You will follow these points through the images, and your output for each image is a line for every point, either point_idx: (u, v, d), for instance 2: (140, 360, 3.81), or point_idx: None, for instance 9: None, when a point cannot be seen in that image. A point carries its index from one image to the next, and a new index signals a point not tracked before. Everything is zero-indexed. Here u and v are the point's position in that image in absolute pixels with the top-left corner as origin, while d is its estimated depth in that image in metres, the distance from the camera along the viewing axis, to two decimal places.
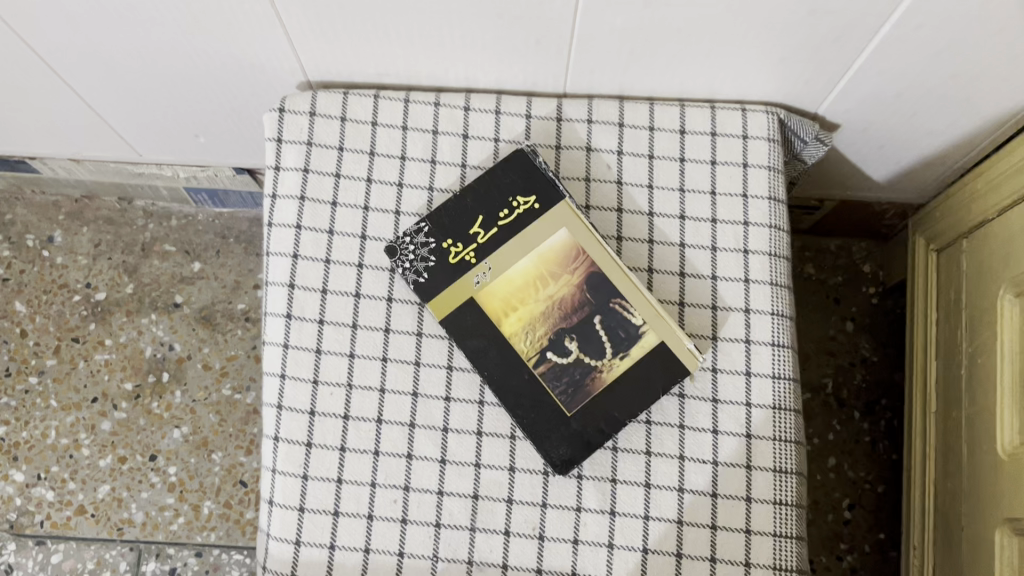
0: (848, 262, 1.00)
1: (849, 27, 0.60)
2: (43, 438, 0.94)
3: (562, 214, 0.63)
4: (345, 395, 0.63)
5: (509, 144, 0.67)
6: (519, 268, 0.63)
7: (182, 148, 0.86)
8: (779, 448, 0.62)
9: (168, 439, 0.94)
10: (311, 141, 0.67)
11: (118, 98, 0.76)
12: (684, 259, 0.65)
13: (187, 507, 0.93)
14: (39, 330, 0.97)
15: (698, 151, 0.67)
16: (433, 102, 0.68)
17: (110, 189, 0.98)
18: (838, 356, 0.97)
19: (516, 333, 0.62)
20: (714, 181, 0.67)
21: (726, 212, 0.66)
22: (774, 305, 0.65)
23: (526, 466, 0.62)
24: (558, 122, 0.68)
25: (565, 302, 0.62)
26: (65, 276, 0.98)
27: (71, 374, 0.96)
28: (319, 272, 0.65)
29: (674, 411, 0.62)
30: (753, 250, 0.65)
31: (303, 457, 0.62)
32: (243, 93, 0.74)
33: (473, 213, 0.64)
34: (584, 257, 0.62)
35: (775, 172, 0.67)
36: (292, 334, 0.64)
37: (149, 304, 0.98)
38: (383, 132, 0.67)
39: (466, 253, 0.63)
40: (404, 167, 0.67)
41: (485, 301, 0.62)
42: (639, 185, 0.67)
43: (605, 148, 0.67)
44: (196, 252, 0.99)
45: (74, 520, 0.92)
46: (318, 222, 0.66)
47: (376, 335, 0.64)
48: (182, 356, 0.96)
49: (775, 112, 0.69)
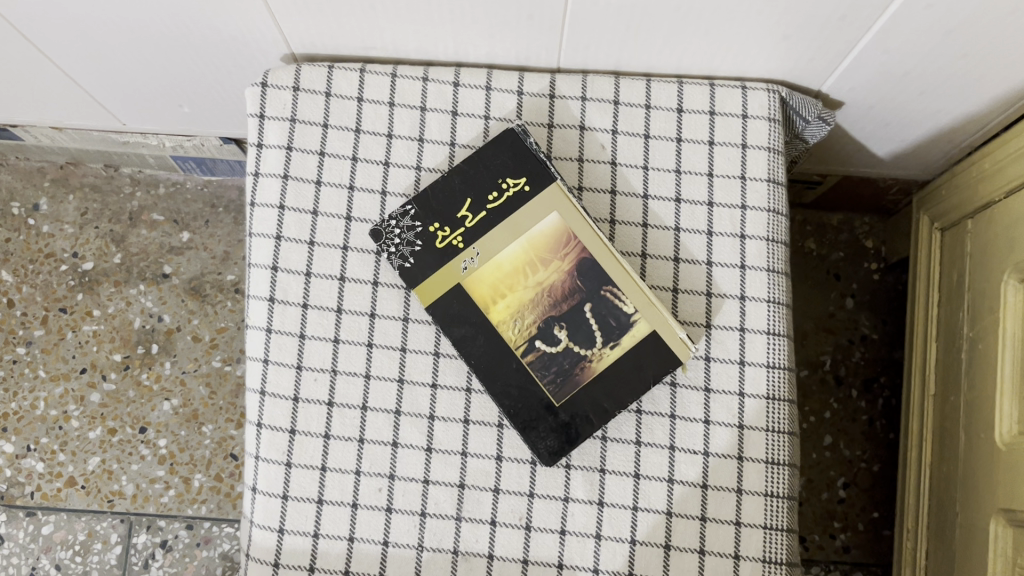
0: (849, 236, 0.98)
1: (856, 5, 0.57)
2: (32, 409, 0.93)
3: (553, 197, 0.61)
4: (330, 381, 0.62)
5: (499, 122, 0.65)
6: (508, 253, 0.61)
7: (166, 118, 0.83)
8: (772, 440, 0.61)
9: (158, 411, 0.93)
10: (294, 118, 0.64)
11: (97, 68, 0.73)
12: (679, 244, 0.63)
13: (177, 479, 0.92)
14: (26, 300, 0.95)
15: (695, 130, 0.65)
16: (422, 77, 0.66)
17: (95, 157, 0.95)
18: (837, 333, 0.96)
19: (504, 321, 0.60)
20: (712, 163, 0.64)
21: (723, 195, 0.64)
22: (770, 292, 0.63)
23: (513, 455, 0.61)
24: (551, 99, 0.65)
25: (554, 289, 0.60)
26: (52, 245, 0.97)
27: (59, 344, 0.95)
28: (302, 254, 0.63)
29: (665, 401, 0.61)
30: (751, 235, 0.64)
31: (287, 443, 0.61)
32: (226, 64, 0.72)
33: (461, 196, 0.62)
34: (575, 242, 0.61)
35: (775, 153, 0.65)
36: (276, 318, 0.63)
37: (137, 275, 0.96)
38: (369, 109, 0.65)
39: (454, 237, 0.61)
40: (391, 146, 0.64)
41: (473, 288, 0.61)
42: (633, 165, 0.64)
43: (598, 126, 0.65)
44: (185, 221, 0.97)
45: (64, 491, 0.92)
46: (302, 202, 0.64)
47: (362, 320, 0.62)
48: (171, 328, 0.95)
49: (777, 90, 0.66)
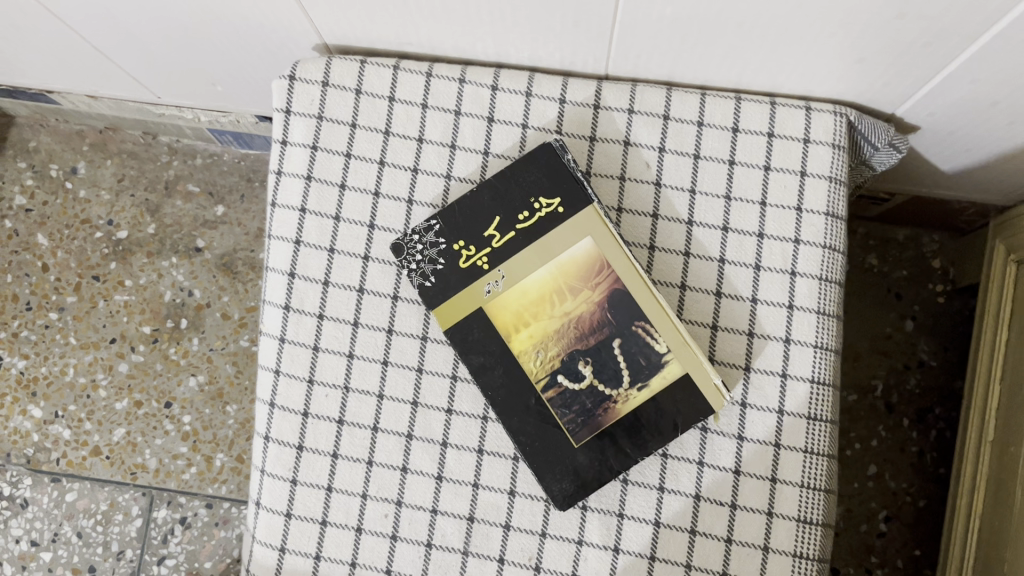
0: (915, 254, 0.91)
1: (943, 32, 0.52)
2: (62, 375, 0.93)
3: (588, 221, 0.57)
4: (341, 398, 0.59)
5: (538, 132, 0.60)
6: (535, 278, 0.57)
7: (199, 94, 0.81)
8: (806, 497, 0.57)
9: (184, 387, 0.93)
10: (321, 115, 0.61)
11: (127, 45, 0.71)
12: (722, 277, 0.59)
13: (199, 457, 0.91)
14: (60, 266, 0.95)
15: (749, 153, 0.59)
16: (458, 78, 0.61)
17: (133, 124, 0.93)
18: (892, 357, 0.90)
19: (526, 351, 0.57)
20: (766, 191, 0.59)
21: (775, 226, 0.59)
22: (818, 336, 0.58)
23: (527, 491, 0.57)
24: (595, 110, 0.61)
25: (582, 321, 0.56)
26: (88, 211, 0.96)
27: (91, 312, 0.94)
28: (321, 262, 0.60)
29: (693, 446, 0.57)
30: (802, 273, 0.58)
31: (293, 460, 0.59)
32: (257, 49, 0.68)
33: (489, 213, 0.58)
34: (607, 271, 0.56)
35: (837, 183, 0.59)
36: (290, 328, 0.60)
37: (170, 247, 0.95)
38: (400, 110, 0.61)
39: (479, 257, 0.57)
40: (421, 151, 0.60)
41: (496, 314, 0.57)
42: (679, 188, 0.59)
43: (644, 142, 0.60)
44: (220, 195, 0.95)
45: (89, 460, 0.92)
46: (324, 206, 0.60)
47: (379, 336, 0.59)
48: (201, 303, 0.94)
49: (845, 112, 0.60)
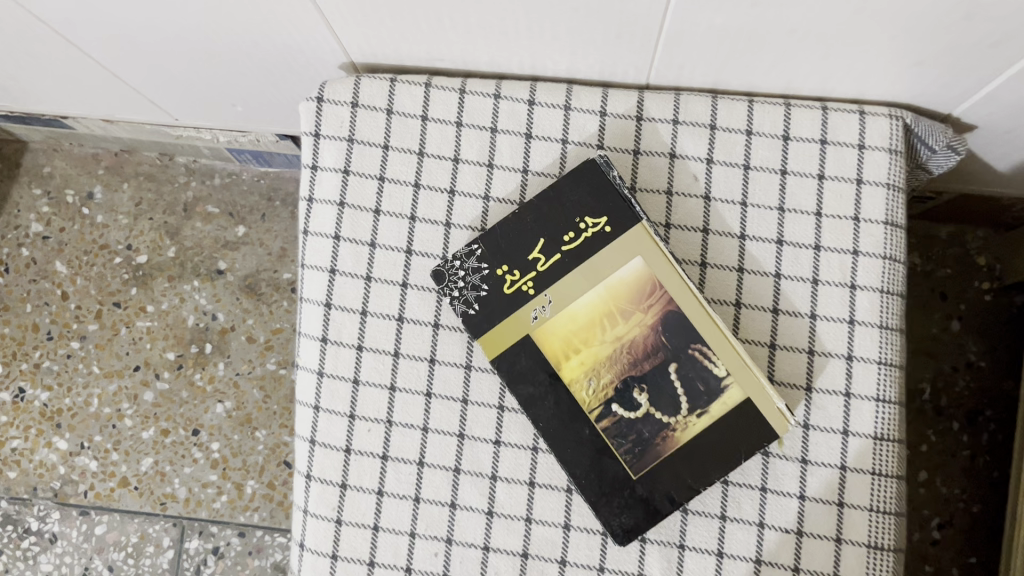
0: (959, 252, 0.89)
1: (1011, 32, 0.49)
2: (86, 406, 0.91)
3: (637, 240, 0.54)
4: (384, 433, 0.57)
5: (579, 148, 0.58)
6: (583, 302, 0.54)
7: (218, 115, 0.78)
8: (876, 522, 0.54)
9: (211, 414, 0.90)
10: (352, 138, 0.59)
11: (145, 68, 0.69)
12: (778, 293, 0.56)
13: (230, 485, 0.89)
14: (80, 293, 0.93)
15: (802, 162, 0.57)
16: (493, 93, 0.59)
17: (149, 146, 0.91)
18: (939, 359, 0.87)
19: (577, 380, 0.54)
20: (821, 201, 0.56)
21: (833, 238, 0.56)
22: (882, 352, 0.55)
23: (583, 525, 0.55)
24: (638, 121, 0.58)
25: (635, 346, 0.54)
26: (105, 236, 0.93)
27: (113, 340, 0.92)
28: (358, 291, 0.58)
29: (755, 472, 0.54)
30: (862, 286, 0.56)
31: (337, 499, 0.57)
32: (281, 70, 0.66)
33: (533, 236, 0.55)
34: (659, 292, 0.54)
35: (895, 191, 0.56)
36: (328, 361, 0.57)
37: (191, 270, 0.92)
38: (434, 129, 0.58)
39: (523, 282, 0.55)
40: (458, 172, 0.58)
41: (543, 341, 0.54)
42: (729, 201, 0.57)
43: (691, 154, 0.57)
44: (241, 215, 0.93)
45: (117, 492, 0.90)
46: (359, 232, 0.58)
47: (421, 366, 0.57)
48: (225, 327, 0.91)
49: (901, 116, 0.57)
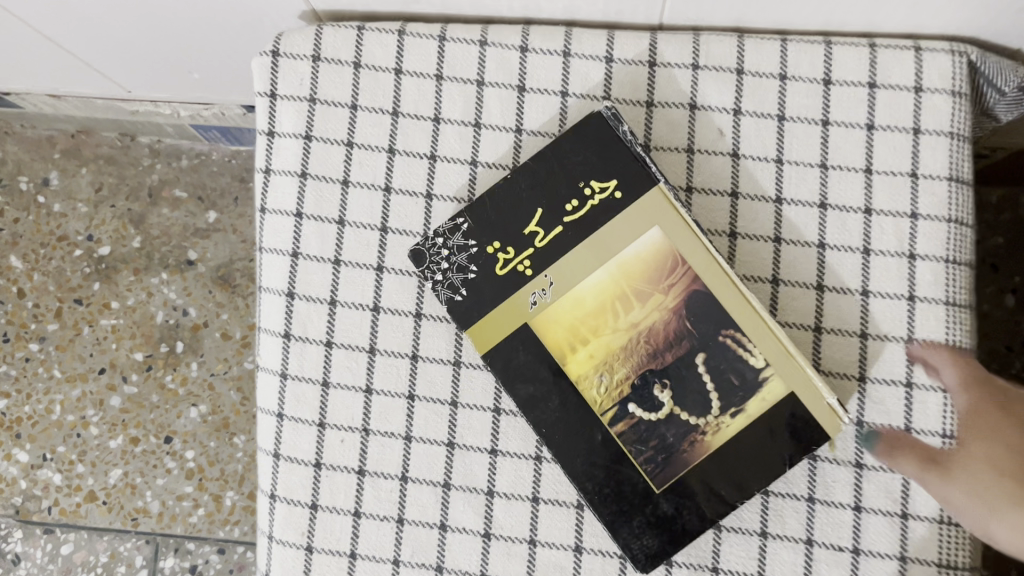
0: (1012, 217, 0.79)
1: None
2: (47, 413, 0.83)
3: (653, 207, 0.45)
4: (359, 444, 0.48)
5: (581, 101, 0.49)
6: (591, 283, 0.46)
7: (174, 85, 0.69)
8: (948, 536, 0.45)
9: (185, 419, 0.82)
10: (313, 97, 0.50)
11: (81, 30, 0.60)
12: (823, 267, 0.47)
13: (207, 497, 0.81)
14: (38, 290, 0.84)
15: (848, 110, 0.48)
16: (479, 40, 0.50)
17: (107, 125, 0.82)
18: (992, 338, 0.78)
19: (586, 376, 0.45)
20: (871, 156, 0.47)
21: (886, 200, 0.47)
22: (949, 333, 0.46)
23: (596, 547, 0.47)
24: (651, 68, 0.49)
25: (654, 334, 0.45)
26: (64, 226, 0.85)
27: (75, 340, 0.84)
28: (325, 278, 0.49)
29: (801, 481, 0.46)
30: (923, 255, 0.47)
31: (307, 523, 0.48)
32: (234, 25, 0.57)
33: (529, 206, 0.46)
34: (682, 269, 0.45)
35: (959, 140, 0.47)
36: (292, 361, 0.49)
37: (159, 261, 0.84)
38: (410, 85, 0.49)
39: (519, 261, 0.46)
40: (439, 134, 0.49)
41: (544, 331, 0.46)
42: (761, 158, 0.48)
43: (714, 104, 0.48)
44: (211, 199, 0.84)
45: (84, 507, 0.82)
46: (325, 208, 0.49)
47: (401, 364, 0.48)
48: (198, 323, 0.83)
49: (965, 51, 0.48)
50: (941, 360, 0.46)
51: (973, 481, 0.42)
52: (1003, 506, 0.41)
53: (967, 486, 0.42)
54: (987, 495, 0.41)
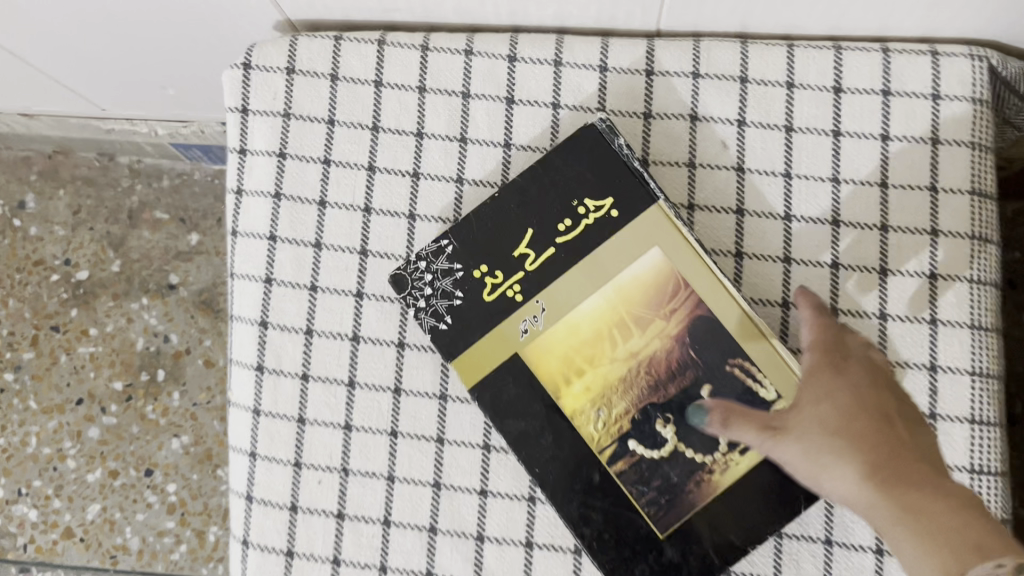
0: None
1: None
2: (23, 446, 0.79)
3: (653, 226, 0.42)
4: (338, 485, 0.45)
5: (574, 114, 0.46)
6: (586, 309, 0.42)
7: (149, 101, 0.66)
8: None
9: (166, 451, 0.78)
10: (288, 112, 0.46)
11: (46, 46, 0.56)
12: (837, 289, 0.44)
13: (189, 532, 0.77)
14: (13, 317, 0.81)
15: (861, 120, 0.44)
16: (464, 50, 0.46)
17: (84, 144, 0.79)
18: None
19: (582, 410, 0.42)
20: (887, 169, 0.44)
21: (904, 216, 0.44)
22: (975, 360, 0.43)
23: None
24: (648, 77, 0.45)
25: (655, 364, 0.42)
26: (41, 250, 0.81)
27: (52, 369, 0.80)
28: (300, 305, 0.45)
29: (817, 522, 0.42)
30: (945, 275, 0.43)
31: (282, 570, 0.45)
32: (206, 37, 0.54)
33: (519, 226, 0.43)
34: (684, 293, 0.42)
35: (980, 151, 0.44)
36: (265, 396, 0.45)
37: (139, 286, 0.80)
38: (390, 98, 0.46)
39: (508, 286, 0.43)
40: (422, 150, 0.46)
41: (536, 362, 0.42)
42: (769, 173, 0.44)
43: (717, 115, 0.45)
44: (194, 221, 0.81)
45: (61, 545, 0.78)
46: (300, 231, 0.46)
47: (382, 399, 0.45)
48: (180, 350, 0.80)
49: (985, 56, 0.44)
50: (804, 320, 0.40)
51: (804, 439, 0.37)
52: (836, 465, 0.36)
53: (792, 442, 0.37)
54: (820, 451, 0.36)
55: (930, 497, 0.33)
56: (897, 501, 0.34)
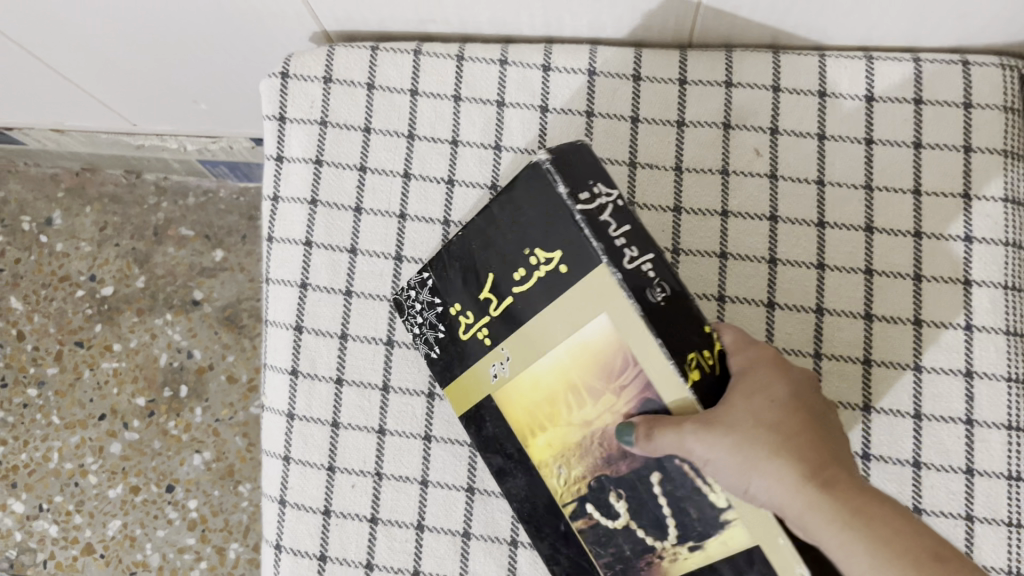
0: None
1: None
2: (44, 461, 0.79)
3: (598, 290, 0.36)
4: (373, 490, 0.45)
5: (609, 122, 0.46)
6: (541, 368, 0.38)
7: (181, 117, 0.67)
8: None
9: (188, 467, 0.78)
10: (325, 121, 0.47)
11: (83, 60, 0.57)
12: (870, 295, 0.44)
13: (210, 549, 0.77)
14: (38, 332, 0.81)
15: (894, 127, 0.45)
16: (498, 59, 0.47)
17: (112, 161, 0.80)
18: None
19: (545, 463, 0.40)
20: (919, 176, 0.44)
21: (936, 222, 0.44)
22: (1011, 366, 0.43)
23: None
24: (681, 86, 0.46)
25: (609, 437, 0.37)
26: (66, 266, 0.82)
27: (75, 385, 0.80)
28: (336, 310, 0.46)
29: None
30: (980, 281, 0.43)
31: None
32: (241, 50, 0.54)
33: (483, 267, 0.40)
34: (633, 367, 0.36)
35: (1013, 159, 0.44)
36: (299, 399, 0.45)
37: (163, 302, 0.81)
38: (427, 107, 0.47)
39: (478, 329, 0.40)
40: (457, 157, 0.46)
41: (507, 409, 0.40)
42: (802, 180, 0.45)
43: (750, 124, 0.46)
44: (218, 237, 0.82)
45: (80, 561, 0.78)
46: (336, 237, 0.46)
47: (416, 403, 0.45)
48: (203, 365, 0.80)
49: (1015, 65, 0.45)
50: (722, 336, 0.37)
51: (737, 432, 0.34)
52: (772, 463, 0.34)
53: (722, 434, 0.34)
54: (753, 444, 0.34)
55: (864, 498, 0.34)
56: (846, 510, 0.33)
